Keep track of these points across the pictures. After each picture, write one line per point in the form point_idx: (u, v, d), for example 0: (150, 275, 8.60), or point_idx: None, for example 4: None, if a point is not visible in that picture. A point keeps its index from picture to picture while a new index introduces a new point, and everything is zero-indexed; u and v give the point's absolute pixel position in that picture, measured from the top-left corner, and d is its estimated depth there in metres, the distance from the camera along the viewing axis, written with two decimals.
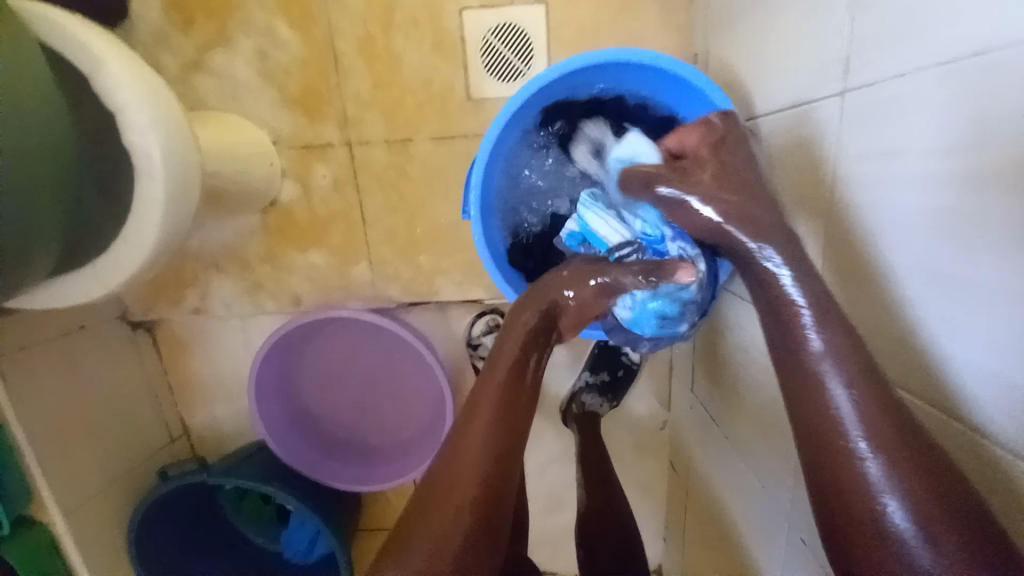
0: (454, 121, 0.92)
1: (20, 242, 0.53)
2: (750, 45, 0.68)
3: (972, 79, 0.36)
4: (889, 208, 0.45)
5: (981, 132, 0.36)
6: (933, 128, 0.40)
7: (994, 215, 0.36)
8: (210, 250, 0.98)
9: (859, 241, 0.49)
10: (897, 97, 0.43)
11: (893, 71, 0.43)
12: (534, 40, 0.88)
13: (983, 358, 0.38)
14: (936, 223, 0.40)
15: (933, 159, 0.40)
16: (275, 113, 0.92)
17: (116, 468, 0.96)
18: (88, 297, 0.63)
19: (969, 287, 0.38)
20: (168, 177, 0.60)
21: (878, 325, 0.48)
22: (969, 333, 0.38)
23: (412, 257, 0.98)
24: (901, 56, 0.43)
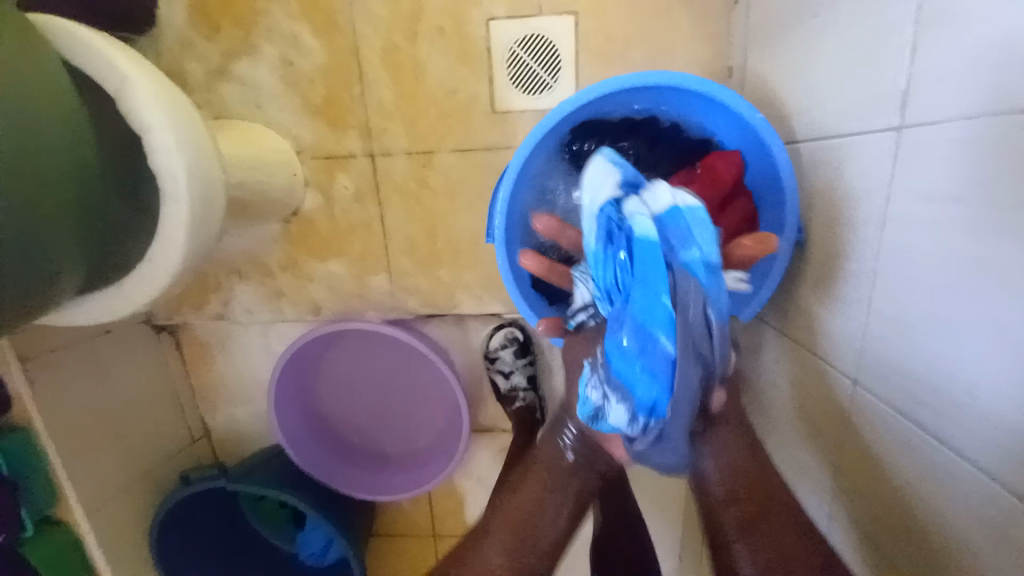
0: (478, 133, 0.90)
1: (50, 268, 0.53)
2: (794, 64, 0.65)
3: (981, 133, 0.38)
4: (900, 251, 0.47)
5: (983, 184, 0.38)
6: (945, 176, 0.42)
7: (992, 264, 0.38)
8: (232, 257, 0.98)
9: (884, 283, 0.50)
10: (915, 143, 0.45)
11: (914, 117, 0.45)
12: (563, 51, 0.85)
13: (981, 400, 0.39)
14: (952, 271, 0.41)
15: (944, 206, 0.42)
16: (298, 123, 0.91)
17: (138, 469, 0.98)
18: (116, 314, 0.64)
19: (969, 332, 0.40)
20: (192, 199, 0.59)
21: (891, 364, 0.49)
22: (974, 379, 0.40)
23: (432, 269, 0.97)
24: (938, 101, 0.43)
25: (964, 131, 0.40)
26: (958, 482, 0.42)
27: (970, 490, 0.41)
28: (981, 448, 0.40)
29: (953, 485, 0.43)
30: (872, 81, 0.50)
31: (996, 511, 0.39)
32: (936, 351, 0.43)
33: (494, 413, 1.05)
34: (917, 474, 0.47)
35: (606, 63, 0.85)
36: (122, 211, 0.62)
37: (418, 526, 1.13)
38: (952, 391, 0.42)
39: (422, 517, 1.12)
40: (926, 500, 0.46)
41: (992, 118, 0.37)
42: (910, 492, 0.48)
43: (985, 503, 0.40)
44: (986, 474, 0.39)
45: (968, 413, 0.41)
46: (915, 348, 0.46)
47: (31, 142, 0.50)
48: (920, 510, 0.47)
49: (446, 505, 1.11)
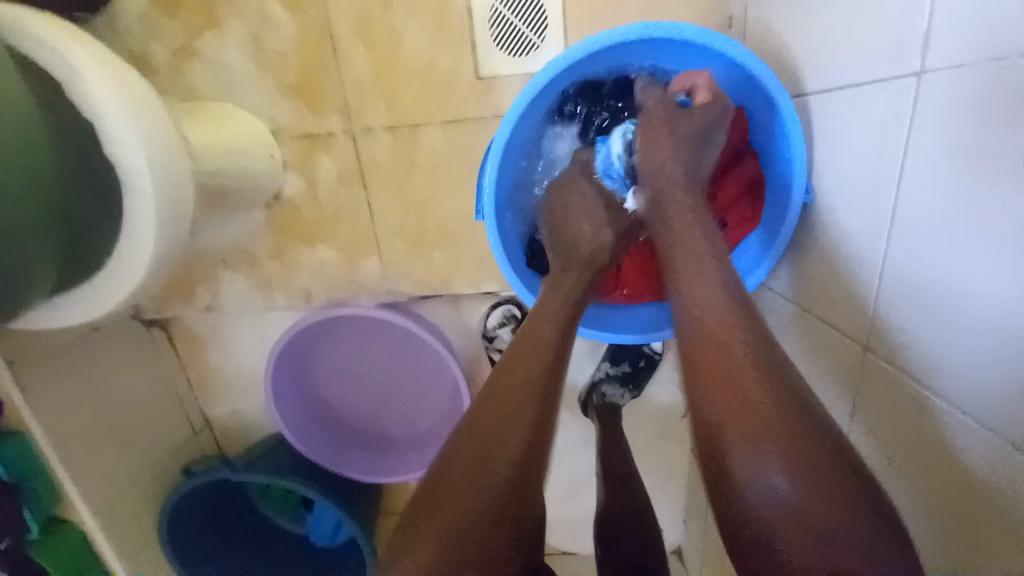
0: (463, 103, 0.85)
1: (19, 272, 0.51)
2: (799, 11, 0.60)
3: (1010, 81, 0.35)
4: (912, 210, 0.45)
5: (1006, 136, 0.36)
6: (962, 127, 0.39)
7: (1012, 224, 0.36)
8: (215, 246, 0.94)
9: (895, 245, 0.48)
10: (936, 90, 0.42)
11: (938, 62, 0.41)
12: (548, 8, 0.79)
13: (991, 364, 0.38)
14: (964, 228, 0.40)
15: (960, 161, 0.40)
16: (272, 99, 0.85)
17: (140, 465, 0.97)
18: (91, 317, 0.61)
19: (983, 292, 0.39)
20: (159, 194, 0.56)
21: (897, 328, 0.48)
22: (981, 339, 0.39)
23: (424, 251, 0.94)
24: (958, 42, 0.39)
25: (981, 73, 0.37)
26: (968, 446, 0.41)
27: (964, 447, 0.42)
28: (989, 408, 0.39)
29: (957, 439, 0.42)
30: (884, 25, 0.47)
31: (999, 467, 0.39)
32: (942, 309, 0.42)
33: None
34: (917, 439, 0.47)
35: (596, 20, 0.79)
36: (87, 206, 0.59)
37: None
38: (957, 348, 0.41)
39: None
40: (931, 459, 0.45)
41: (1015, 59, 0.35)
42: (919, 464, 0.47)
43: (986, 469, 0.40)
44: (994, 431, 0.39)
45: (977, 375, 0.40)
46: (919, 309, 0.45)
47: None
48: (923, 468, 0.47)
49: None
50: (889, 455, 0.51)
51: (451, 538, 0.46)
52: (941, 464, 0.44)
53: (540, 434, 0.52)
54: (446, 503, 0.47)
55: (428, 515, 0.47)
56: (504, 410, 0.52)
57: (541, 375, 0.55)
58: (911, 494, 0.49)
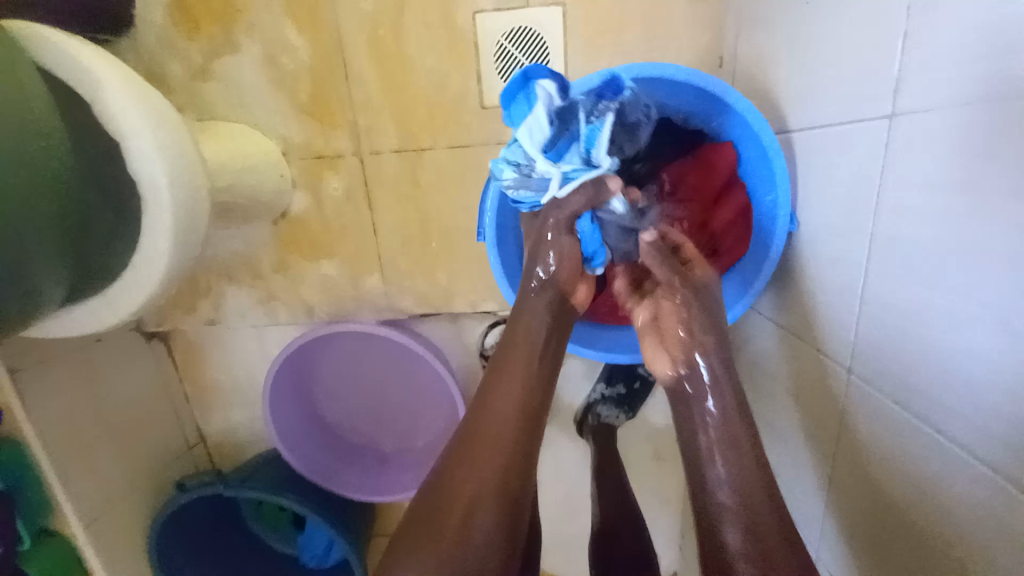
0: (468, 128, 0.89)
1: (34, 281, 0.53)
2: (784, 53, 0.64)
3: (987, 124, 0.38)
4: (895, 242, 0.48)
5: (987, 175, 0.38)
6: (942, 165, 0.42)
7: (996, 257, 0.38)
8: (221, 259, 0.97)
9: (877, 274, 0.50)
10: (913, 131, 0.45)
11: (914, 105, 0.44)
12: (550, 43, 0.84)
13: (981, 391, 0.40)
14: (950, 259, 0.42)
15: (941, 197, 0.42)
16: (284, 121, 0.89)
17: (132, 477, 0.97)
18: (99, 326, 0.62)
19: (967, 322, 0.40)
20: (175, 207, 0.58)
21: (883, 355, 0.50)
22: (971, 367, 0.40)
23: (425, 268, 0.96)
24: (931, 88, 0.43)
25: (963, 114, 0.40)
26: (959, 470, 0.42)
27: (956, 473, 0.43)
28: (983, 434, 0.40)
29: (949, 462, 0.43)
30: (864, 67, 0.50)
31: (993, 493, 0.40)
32: (931, 336, 0.44)
33: None
34: (906, 464, 0.48)
35: (596, 55, 0.84)
36: (101, 218, 0.61)
37: None
38: (947, 376, 0.43)
39: None
40: (920, 482, 0.46)
41: (989, 105, 0.38)
42: (907, 489, 0.48)
43: (980, 494, 0.41)
44: (989, 457, 0.40)
45: (970, 401, 0.41)
46: (906, 338, 0.47)
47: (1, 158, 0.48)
48: (911, 490, 0.48)
49: None
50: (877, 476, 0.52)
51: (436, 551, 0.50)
52: (929, 486, 0.46)
53: (529, 462, 0.57)
54: (428, 524, 0.52)
55: (417, 529, 0.51)
56: (491, 433, 0.56)
57: (523, 395, 0.59)
58: (899, 520, 0.50)
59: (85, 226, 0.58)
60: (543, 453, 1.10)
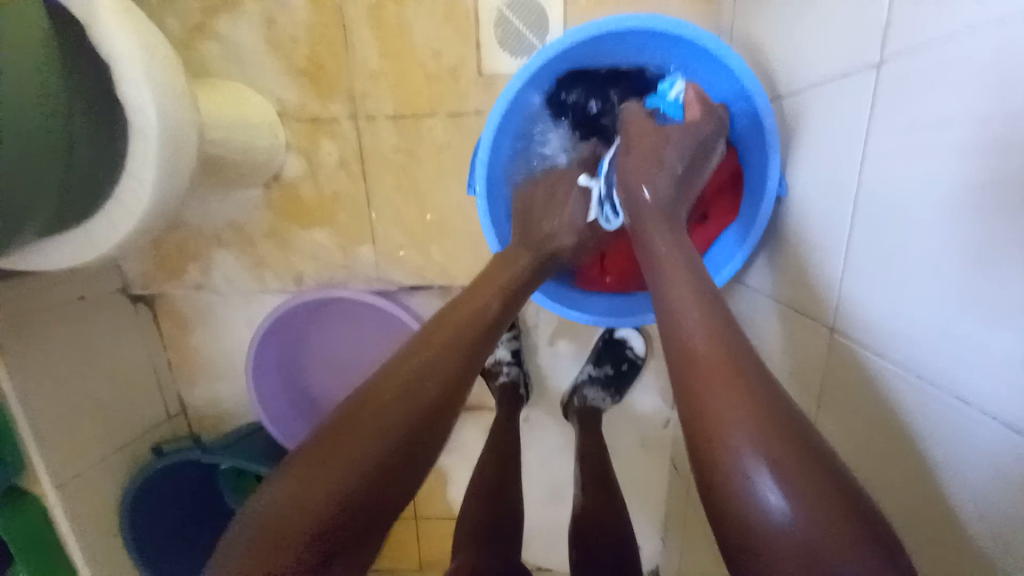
0: (465, 97, 0.89)
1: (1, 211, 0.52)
2: (778, 21, 0.65)
3: (993, 45, 0.36)
4: (899, 191, 0.46)
5: (996, 102, 0.36)
6: (947, 98, 0.40)
7: (1005, 194, 0.36)
8: (211, 223, 0.96)
9: (878, 233, 0.49)
10: (912, 72, 0.44)
11: (910, 44, 0.43)
12: (550, 14, 0.84)
13: (993, 340, 0.37)
14: (945, 215, 0.41)
15: (947, 136, 0.40)
16: (280, 83, 0.89)
17: (107, 442, 0.95)
18: (81, 263, 0.61)
19: (982, 269, 0.38)
20: (164, 137, 0.57)
21: (880, 313, 0.49)
22: (976, 315, 0.38)
23: (417, 241, 0.96)
24: (919, 26, 0.42)
25: (969, 45, 0.38)
26: (969, 429, 0.40)
27: (976, 437, 0.39)
28: (995, 391, 0.37)
29: (960, 427, 0.41)
30: (852, 22, 0.51)
31: (1002, 453, 0.37)
32: (927, 295, 0.43)
33: (480, 389, 1.06)
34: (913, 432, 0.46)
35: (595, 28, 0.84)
36: (94, 162, 0.59)
37: None
38: (956, 330, 0.40)
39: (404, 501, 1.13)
40: (921, 446, 0.45)
41: (991, 30, 0.36)
42: (914, 457, 0.46)
43: (990, 454, 0.38)
44: (996, 419, 0.37)
45: (977, 346, 0.39)
46: (913, 291, 0.45)
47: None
48: (903, 455, 0.47)
49: (426, 482, 1.12)
50: (874, 427, 0.51)
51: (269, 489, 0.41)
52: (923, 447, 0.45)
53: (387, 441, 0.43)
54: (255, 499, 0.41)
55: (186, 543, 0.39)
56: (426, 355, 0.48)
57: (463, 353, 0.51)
58: (908, 493, 0.47)
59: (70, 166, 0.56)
60: (529, 437, 1.09)
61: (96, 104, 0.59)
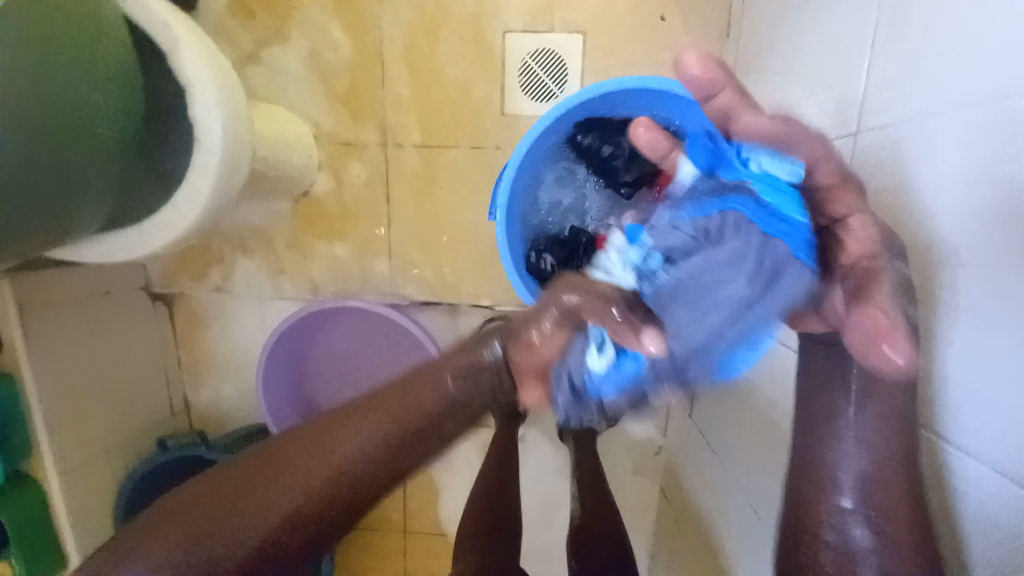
0: (487, 132, 0.97)
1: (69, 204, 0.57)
2: (774, 88, 0.74)
3: (970, 119, 0.41)
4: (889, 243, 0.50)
5: (977, 168, 0.41)
6: (933, 162, 0.45)
7: (990, 250, 0.40)
8: (238, 230, 1.02)
9: None
10: (898, 140, 0.49)
11: (896, 114, 0.50)
12: (569, 65, 0.93)
13: (982, 383, 0.41)
14: (953, 259, 0.43)
15: (934, 196, 0.45)
16: (318, 108, 0.97)
17: (112, 434, 0.97)
18: (119, 258, 0.67)
19: (971, 316, 0.41)
20: (224, 150, 0.64)
21: None
22: (969, 360, 0.42)
23: (432, 259, 1.02)
24: (906, 100, 0.48)
25: (948, 119, 0.43)
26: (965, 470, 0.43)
27: (975, 481, 0.42)
28: (988, 438, 0.40)
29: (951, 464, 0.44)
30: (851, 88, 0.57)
31: (999, 495, 0.40)
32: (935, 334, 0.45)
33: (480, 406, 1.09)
34: None
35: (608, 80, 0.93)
36: (99, 179, 0.58)
37: (390, 520, 1.16)
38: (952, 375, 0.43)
39: (396, 513, 1.15)
40: None
41: (975, 107, 0.41)
42: None
43: (988, 493, 0.41)
44: (1003, 470, 0.39)
45: (970, 389, 0.42)
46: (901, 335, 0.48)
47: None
48: None
49: (420, 495, 1.14)
50: None
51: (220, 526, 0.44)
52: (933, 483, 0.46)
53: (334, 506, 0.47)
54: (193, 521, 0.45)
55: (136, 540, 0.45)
56: (351, 417, 0.49)
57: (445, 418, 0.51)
58: None
59: (68, 190, 0.56)
60: (524, 457, 1.12)
61: (96, 116, 0.57)
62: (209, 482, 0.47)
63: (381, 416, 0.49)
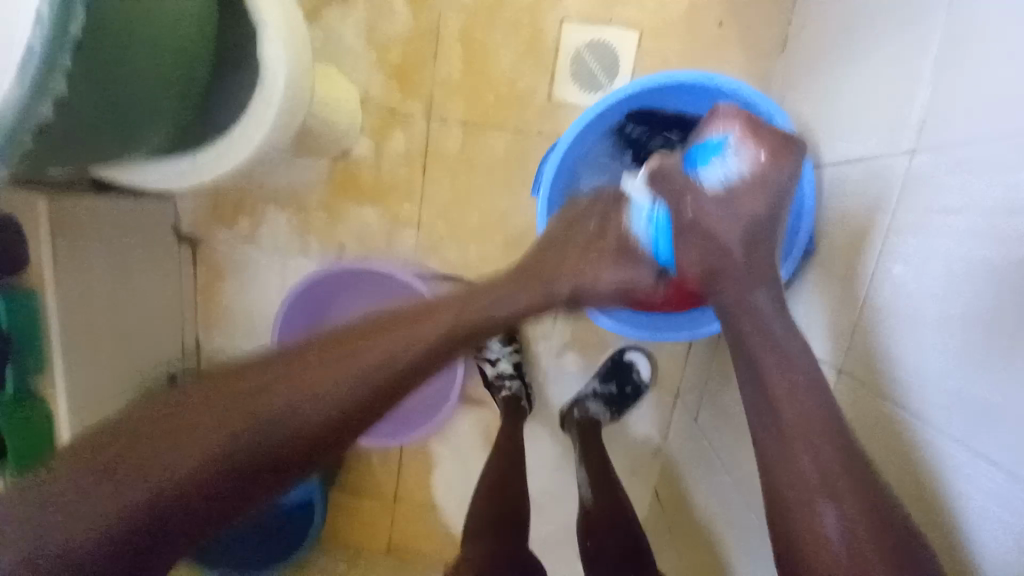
0: (531, 116, 0.98)
1: (135, 124, 0.59)
2: (824, 102, 0.75)
3: (999, 154, 0.45)
4: (912, 261, 0.55)
5: (997, 201, 0.45)
6: (958, 192, 0.50)
7: (998, 275, 0.45)
8: (272, 182, 1.03)
9: (889, 294, 0.57)
10: (928, 169, 0.53)
11: (937, 142, 0.53)
12: (621, 60, 0.94)
13: (975, 385, 0.46)
14: (966, 276, 0.48)
15: (955, 223, 0.50)
16: (368, 72, 0.98)
17: (123, 367, 0.98)
18: (170, 189, 0.70)
19: (974, 329, 0.47)
20: (286, 95, 0.65)
21: (888, 357, 0.57)
22: (968, 366, 0.47)
23: (460, 236, 1.03)
24: (950, 129, 0.52)
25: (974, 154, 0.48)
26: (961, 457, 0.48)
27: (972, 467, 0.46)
28: (979, 429, 0.46)
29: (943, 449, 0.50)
30: (906, 108, 0.58)
31: (991, 476, 0.45)
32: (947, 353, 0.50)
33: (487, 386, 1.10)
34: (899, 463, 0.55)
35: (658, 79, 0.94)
36: (167, 104, 0.60)
37: (382, 490, 1.16)
38: (952, 376, 0.49)
39: (390, 484, 1.15)
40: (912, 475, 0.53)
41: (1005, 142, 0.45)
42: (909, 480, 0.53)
43: (983, 478, 0.45)
44: (997, 461, 0.44)
45: (968, 388, 0.47)
46: (913, 342, 0.53)
47: (37, 21, 0.48)
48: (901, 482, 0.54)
49: (415, 469, 1.15)
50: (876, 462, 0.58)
51: (226, 421, 0.49)
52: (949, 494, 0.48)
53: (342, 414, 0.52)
54: (197, 415, 0.49)
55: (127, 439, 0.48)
56: (314, 372, 0.53)
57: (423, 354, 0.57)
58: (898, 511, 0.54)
59: (135, 112, 0.57)
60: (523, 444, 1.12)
61: (179, 45, 0.58)
62: (213, 386, 0.52)
63: (381, 354, 0.55)
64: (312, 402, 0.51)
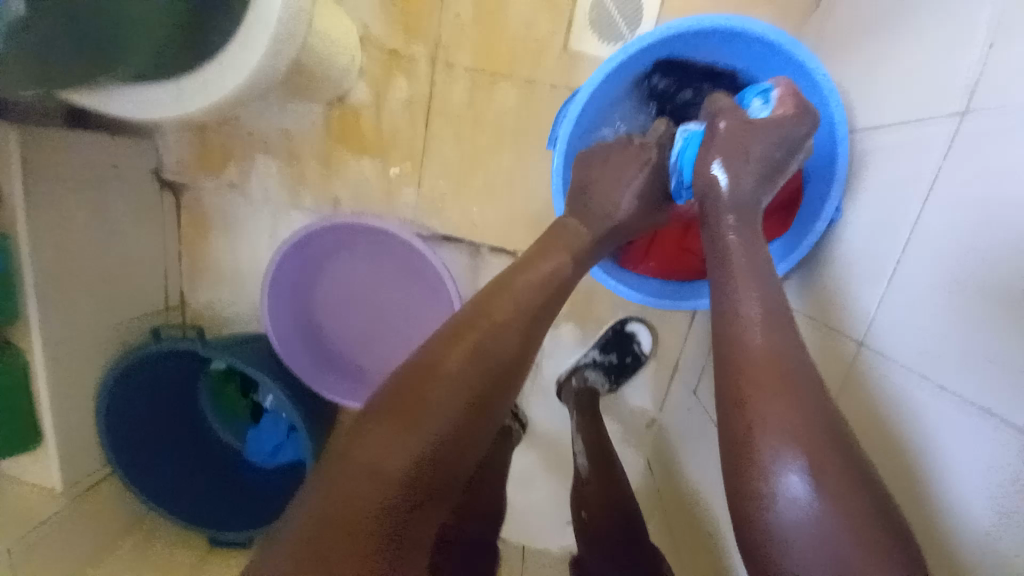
0: (544, 67, 0.91)
1: (112, 37, 0.52)
2: (862, 62, 0.70)
3: None
4: (950, 228, 0.50)
5: None
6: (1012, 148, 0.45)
7: None
8: (263, 127, 0.96)
9: (923, 263, 0.53)
10: (981, 125, 0.49)
11: (991, 96, 0.48)
12: (646, 9, 0.88)
13: (1002, 355, 0.43)
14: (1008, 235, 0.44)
15: (1002, 181, 0.45)
16: (370, 9, 0.90)
17: (104, 317, 0.93)
18: (150, 118, 0.63)
19: (1008, 294, 0.43)
20: (283, 15, 0.58)
21: (905, 325, 0.53)
22: (995, 334, 0.44)
23: (462, 195, 0.97)
24: (1006, 82, 0.47)
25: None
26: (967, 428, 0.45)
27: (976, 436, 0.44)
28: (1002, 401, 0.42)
29: (948, 418, 0.47)
30: (951, 63, 0.54)
31: (996, 447, 0.42)
32: (936, 333, 0.50)
33: None
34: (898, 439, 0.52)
35: None
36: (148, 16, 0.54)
37: None
38: (972, 344, 0.46)
39: None
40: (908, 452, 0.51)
41: None
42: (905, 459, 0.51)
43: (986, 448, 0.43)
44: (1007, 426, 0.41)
45: (993, 357, 0.44)
46: (936, 312, 0.50)
47: None
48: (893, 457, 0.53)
49: None
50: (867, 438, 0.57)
51: (387, 454, 0.46)
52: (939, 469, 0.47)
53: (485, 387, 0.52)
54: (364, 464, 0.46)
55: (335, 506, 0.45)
56: (441, 370, 0.50)
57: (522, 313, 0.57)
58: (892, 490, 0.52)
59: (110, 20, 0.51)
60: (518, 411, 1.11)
61: None
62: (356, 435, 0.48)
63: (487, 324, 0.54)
64: (454, 390, 0.49)
